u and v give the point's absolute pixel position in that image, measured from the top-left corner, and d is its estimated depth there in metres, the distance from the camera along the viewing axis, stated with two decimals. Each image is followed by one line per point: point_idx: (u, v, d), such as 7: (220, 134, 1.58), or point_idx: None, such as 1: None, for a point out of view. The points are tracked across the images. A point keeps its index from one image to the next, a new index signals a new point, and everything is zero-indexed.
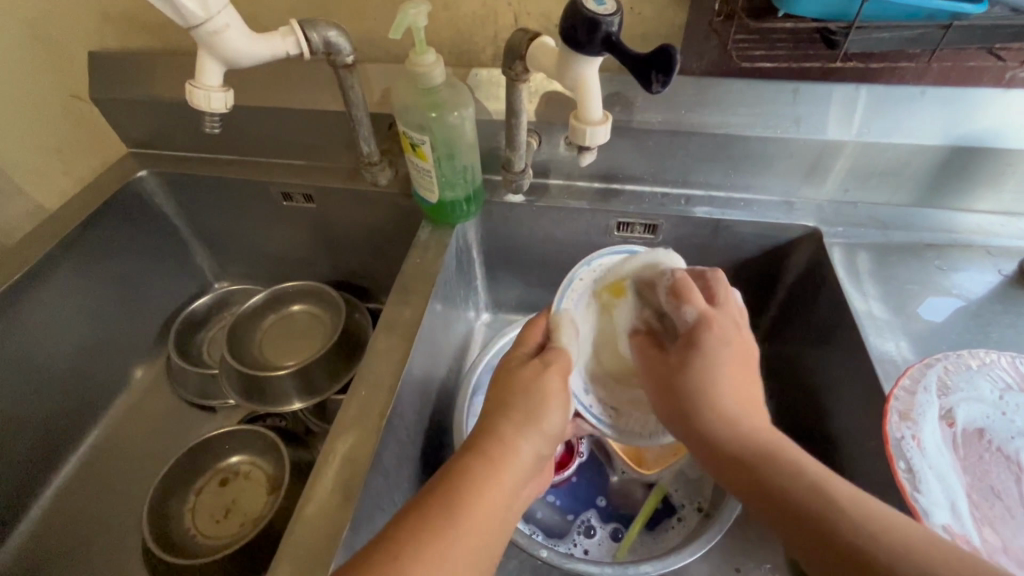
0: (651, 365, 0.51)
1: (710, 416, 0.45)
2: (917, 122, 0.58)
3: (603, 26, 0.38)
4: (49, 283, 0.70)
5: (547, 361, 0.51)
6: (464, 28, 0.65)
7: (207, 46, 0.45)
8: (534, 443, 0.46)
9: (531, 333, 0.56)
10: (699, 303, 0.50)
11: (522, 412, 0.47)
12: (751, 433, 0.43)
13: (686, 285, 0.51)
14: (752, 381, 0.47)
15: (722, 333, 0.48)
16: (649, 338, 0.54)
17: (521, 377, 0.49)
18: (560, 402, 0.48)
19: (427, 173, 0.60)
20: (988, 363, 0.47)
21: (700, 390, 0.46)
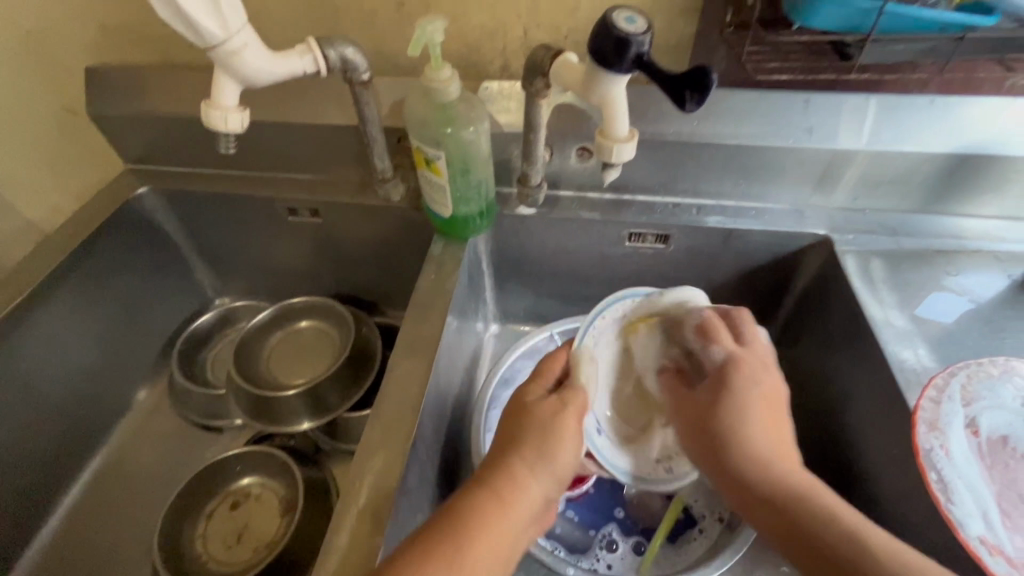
0: (681, 407, 0.52)
1: (742, 455, 0.46)
2: (927, 131, 0.59)
3: (634, 47, 0.40)
4: (51, 307, 0.68)
5: (566, 399, 0.49)
6: (473, 41, 0.64)
7: (226, 65, 0.47)
8: (544, 484, 0.45)
9: (549, 367, 0.54)
10: (726, 342, 0.52)
11: (536, 449, 0.46)
12: (785, 479, 0.45)
13: (715, 324, 0.54)
14: (783, 423, 0.48)
15: (754, 373, 0.50)
16: (679, 375, 0.55)
17: (536, 415, 0.48)
18: (576, 441, 0.47)
19: (442, 188, 0.60)
20: (1007, 372, 0.50)
21: (728, 430, 0.47)
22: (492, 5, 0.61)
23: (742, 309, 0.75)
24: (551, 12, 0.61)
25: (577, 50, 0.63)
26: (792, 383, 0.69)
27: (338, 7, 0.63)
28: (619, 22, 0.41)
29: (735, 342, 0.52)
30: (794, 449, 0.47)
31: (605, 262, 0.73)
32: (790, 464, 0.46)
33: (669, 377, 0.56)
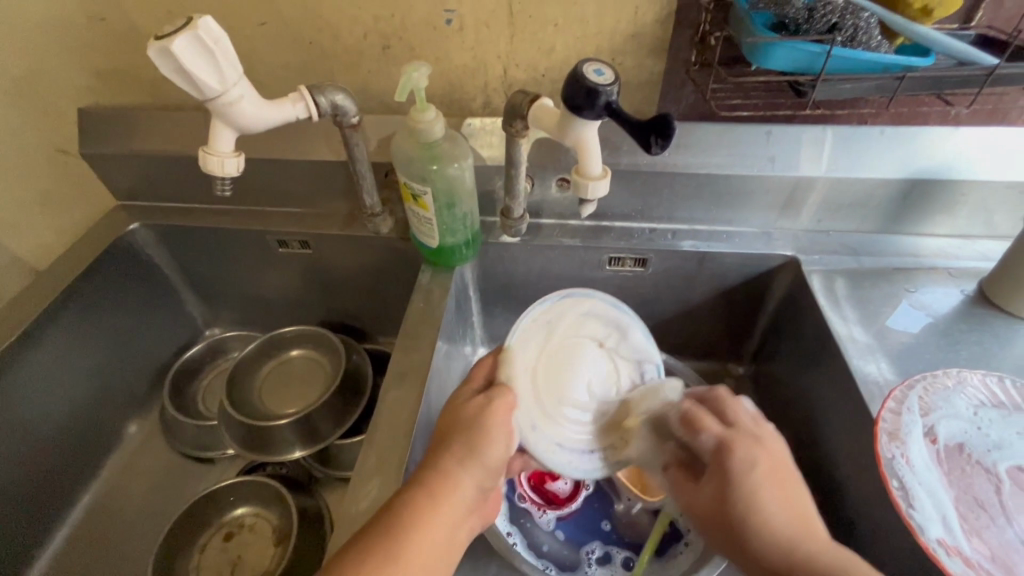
0: (693, 501, 0.50)
1: (763, 546, 0.44)
2: (880, 159, 0.64)
3: (604, 96, 0.45)
4: (45, 344, 0.69)
5: (493, 396, 0.49)
6: (456, 79, 0.68)
7: (221, 115, 0.51)
8: (474, 478, 0.45)
9: (478, 372, 0.54)
10: (713, 427, 0.49)
11: (464, 446, 0.46)
12: (813, 557, 0.42)
13: (697, 413, 0.50)
14: (792, 491, 0.45)
15: (747, 457, 0.46)
16: (684, 468, 0.53)
17: (463, 414, 0.48)
18: (505, 435, 0.47)
19: (429, 221, 0.63)
20: (961, 382, 0.53)
21: (740, 524, 0.45)
22: (472, 47, 0.65)
23: (720, 327, 0.78)
24: (529, 53, 0.65)
25: (554, 87, 0.67)
26: (769, 396, 0.72)
27: (326, 51, 0.66)
28: (589, 74, 0.46)
29: (719, 424, 0.49)
30: (818, 523, 0.44)
31: (587, 285, 0.76)
32: (813, 540, 0.43)
33: (675, 471, 0.53)
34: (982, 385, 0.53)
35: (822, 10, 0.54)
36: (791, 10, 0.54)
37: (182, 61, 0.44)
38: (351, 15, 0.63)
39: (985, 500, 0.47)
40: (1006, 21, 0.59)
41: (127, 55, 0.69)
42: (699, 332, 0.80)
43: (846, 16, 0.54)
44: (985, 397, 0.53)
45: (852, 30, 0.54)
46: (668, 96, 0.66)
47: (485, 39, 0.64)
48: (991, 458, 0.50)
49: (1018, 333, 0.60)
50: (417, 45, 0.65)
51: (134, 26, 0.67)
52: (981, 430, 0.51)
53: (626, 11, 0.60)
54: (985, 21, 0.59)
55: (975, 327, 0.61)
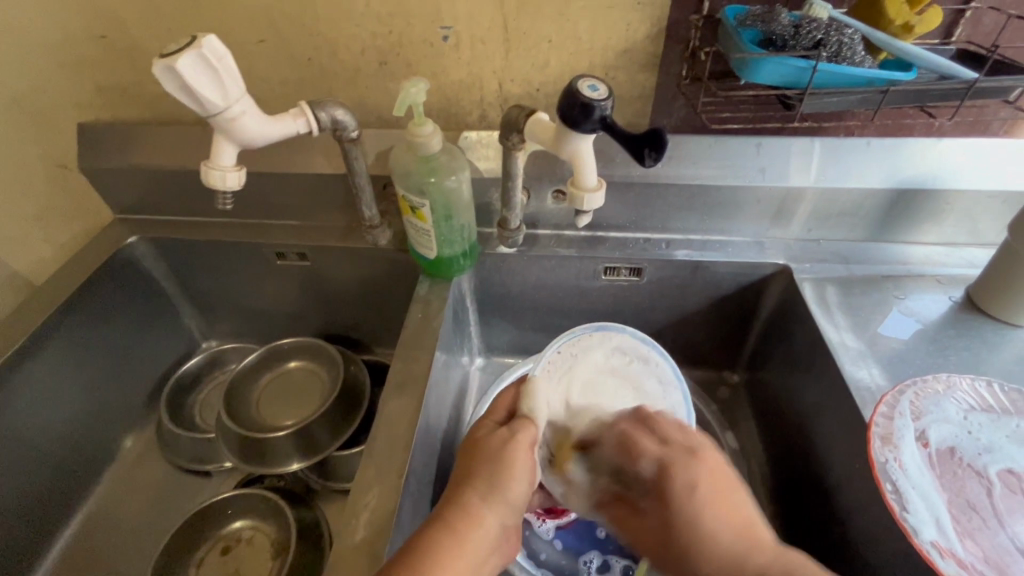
0: (642, 533, 0.52)
1: (710, 565, 0.45)
2: (867, 169, 0.65)
3: (598, 111, 0.47)
4: (43, 358, 0.69)
5: (515, 430, 0.50)
6: (452, 94, 0.69)
7: (224, 131, 0.52)
8: (496, 511, 0.46)
9: (502, 401, 0.55)
10: (649, 450, 0.51)
11: (487, 481, 0.46)
12: (761, 569, 0.43)
13: (632, 435, 0.52)
14: (737, 505, 0.46)
15: (685, 478, 0.48)
16: (625, 502, 0.54)
17: (488, 445, 0.49)
18: (525, 471, 0.48)
19: (427, 233, 0.63)
20: (951, 387, 0.54)
21: (687, 548, 0.46)
22: (469, 62, 0.66)
23: (714, 334, 0.79)
24: (524, 68, 0.66)
25: (549, 101, 0.69)
26: (764, 403, 0.73)
27: (324, 67, 0.67)
28: (584, 90, 0.47)
29: (654, 443, 0.51)
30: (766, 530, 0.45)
31: (583, 295, 0.77)
32: (759, 547, 0.44)
33: (614, 505, 0.55)
34: (971, 390, 0.54)
35: (808, 27, 0.54)
36: (778, 27, 0.54)
37: (186, 78, 0.45)
38: (350, 32, 0.64)
39: (977, 503, 0.48)
40: (985, 36, 0.61)
41: (128, 71, 0.70)
42: (694, 340, 0.80)
43: (830, 33, 0.54)
44: (975, 401, 0.54)
45: (837, 47, 0.54)
46: (660, 110, 0.67)
47: (481, 55, 0.65)
48: (982, 462, 0.50)
49: (1005, 338, 0.61)
50: (414, 61, 0.66)
51: (135, 43, 0.68)
52: (971, 434, 0.52)
53: (618, 28, 0.62)
54: (965, 36, 0.61)
55: (964, 333, 0.62)
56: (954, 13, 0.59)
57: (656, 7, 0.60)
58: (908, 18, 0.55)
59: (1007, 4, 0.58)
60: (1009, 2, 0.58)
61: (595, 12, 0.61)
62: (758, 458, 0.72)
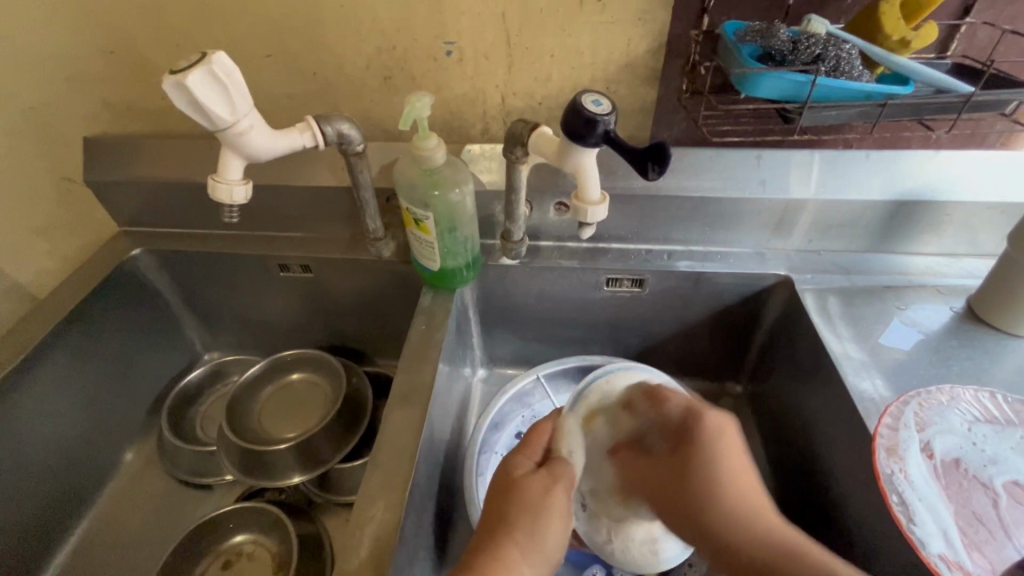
0: (643, 477, 0.55)
1: (720, 513, 0.50)
2: (867, 181, 0.66)
3: (602, 125, 0.47)
4: (46, 370, 0.69)
5: (555, 476, 0.51)
6: (455, 108, 0.70)
7: (231, 145, 0.53)
8: (533, 565, 0.46)
9: (534, 440, 0.55)
10: (679, 398, 0.56)
11: (527, 532, 0.47)
12: (766, 528, 0.48)
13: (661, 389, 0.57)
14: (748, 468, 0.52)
15: (717, 424, 0.53)
16: (631, 447, 0.57)
17: (528, 492, 0.49)
18: (564, 521, 0.48)
19: (430, 245, 0.64)
20: (955, 398, 0.54)
21: (705, 487, 0.51)
22: (472, 76, 0.67)
23: (717, 345, 0.79)
24: (526, 82, 0.67)
25: (551, 114, 0.69)
26: (767, 415, 0.73)
27: (329, 81, 0.68)
28: (588, 104, 0.48)
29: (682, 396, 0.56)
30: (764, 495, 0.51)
31: (585, 306, 0.77)
32: (765, 513, 0.50)
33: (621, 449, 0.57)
34: (975, 401, 0.54)
35: (806, 42, 0.54)
36: (777, 42, 0.55)
37: (196, 94, 0.46)
38: (355, 47, 0.65)
39: (983, 515, 0.48)
40: (980, 51, 0.62)
41: (135, 85, 0.71)
42: (696, 352, 0.81)
43: (828, 48, 0.55)
44: (979, 412, 0.54)
45: (835, 61, 0.54)
46: (660, 122, 0.68)
47: (484, 69, 0.66)
48: (988, 473, 0.50)
49: (1007, 348, 0.61)
50: (418, 76, 0.67)
51: (142, 58, 0.68)
52: (976, 446, 0.52)
53: (618, 43, 0.63)
54: (960, 51, 0.62)
55: (966, 343, 0.62)
56: (949, 29, 0.61)
57: (656, 22, 0.61)
58: (904, 34, 0.55)
59: (1001, 20, 0.60)
60: (1003, 18, 0.60)
61: (596, 27, 0.62)
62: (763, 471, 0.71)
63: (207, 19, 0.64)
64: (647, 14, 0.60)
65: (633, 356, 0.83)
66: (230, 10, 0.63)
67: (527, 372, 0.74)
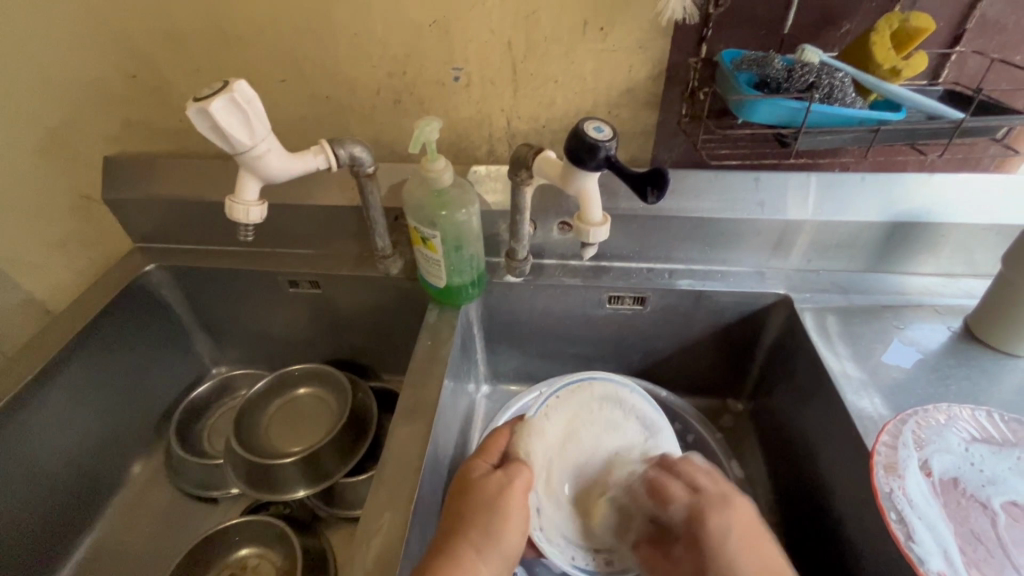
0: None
1: None
2: (863, 203, 0.67)
3: (603, 151, 0.49)
4: (60, 383, 0.71)
5: (510, 475, 0.52)
6: (462, 130, 0.72)
7: (248, 167, 0.55)
8: (490, 562, 0.47)
9: (493, 445, 0.58)
10: (680, 496, 0.53)
11: (482, 531, 0.48)
12: None
13: (662, 481, 0.55)
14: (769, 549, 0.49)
15: (720, 527, 0.49)
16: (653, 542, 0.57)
17: (483, 491, 0.51)
18: (519, 518, 0.50)
19: (437, 262, 0.66)
20: (952, 417, 0.55)
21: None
22: (478, 100, 0.69)
23: (718, 363, 0.80)
24: (530, 106, 0.69)
25: (555, 137, 0.72)
26: (769, 433, 0.74)
27: (341, 105, 0.71)
28: (590, 131, 0.50)
29: (685, 492, 0.53)
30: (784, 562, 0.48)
31: (588, 324, 0.79)
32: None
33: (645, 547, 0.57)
34: (972, 419, 0.55)
35: (800, 70, 0.56)
36: (772, 70, 0.57)
37: (217, 120, 0.48)
38: (367, 73, 0.68)
39: (981, 533, 0.49)
40: (971, 78, 0.64)
41: (154, 108, 0.74)
42: (698, 370, 0.82)
43: (822, 76, 0.57)
44: (975, 431, 0.54)
45: (829, 89, 0.56)
46: (661, 145, 0.71)
47: (491, 94, 0.68)
48: (986, 493, 0.51)
49: (1006, 368, 0.62)
50: (427, 99, 0.70)
51: (163, 81, 0.71)
52: (974, 466, 0.53)
53: (620, 69, 0.65)
54: (952, 78, 0.64)
55: (964, 362, 0.63)
56: (939, 57, 0.63)
57: (656, 50, 0.63)
58: (895, 63, 0.57)
59: (990, 48, 0.62)
60: (992, 46, 0.62)
61: (598, 55, 0.64)
62: (764, 488, 0.72)
63: (226, 46, 0.67)
64: (647, 43, 0.63)
65: (635, 373, 0.84)
66: (249, 38, 0.66)
67: (531, 389, 0.75)
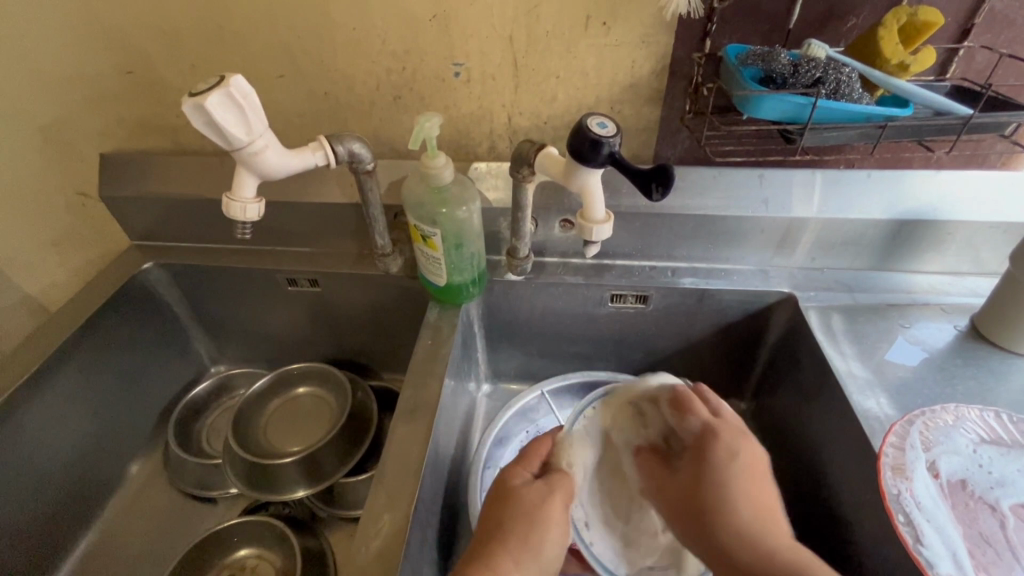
0: (663, 485, 0.54)
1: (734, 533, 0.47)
2: (868, 201, 0.67)
3: (607, 148, 0.48)
4: (56, 382, 0.70)
5: (552, 486, 0.52)
6: (462, 127, 0.71)
7: (245, 164, 0.54)
8: (530, 574, 0.46)
9: (536, 450, 0.57)
10: (701, 412, 0.54)
11: (521, 541, 0.47)
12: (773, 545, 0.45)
13: (688, 398, 0.55)
14: (768, 487, 0.50)
15: (728, 446, 0.51)
16: (654, 451, 0.58)
17: (525, 500, 0.50)
18: (561, 530, 0.49)
19: (437, 260, 0.65)
20: (960, 418, 0.54)
21: (715, 504, 0.49)
22: (479, 96, 0.68)
23: (720, 362, 0.80)
24: (531, 102, 0.68)
25: (557, 133, 0.71)
26: (772, 432, 0.73)
27: (340, 101, 0.70)
28: (593, 126, 0.49)
29: (707, 410, 0.54)
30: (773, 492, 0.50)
31: (590, 322, 0.78)
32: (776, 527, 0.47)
33: (644, 453, 0.58)
34: (980, 420, 0.54)
35: (806, 65, 0.55)
36: (778, 65, 0.55)
37: (213, 115, 0.47)
38: (366, 68, 0.67)
39: (990, 535, 0.48)
40: (978, 73, 0.63)
41: (151, 104, 0.73)
42: (700, 369, 0.81)
43: (828, 71, 0.56)
44: (984, 432, 0.54)
45: (836, 84, 0.55)
46: (664, 141, 0.70)
47: (492, 89, 0.68)
48: (994, 495, 0.51)
49: (1013, 367, 0.61)
50: (427, 95, 0.69)
51: (159, 77, 0.70)
52: (983, 467, 0.52)
53: (623, 64, 0.64)
54: (959, 73, 0.63)
55: (971, 362, 0.62)
56: (947, 52, 0.62)
57: (659, 45, 0.62)
58: (903, 58, 0.56)
59: (998, 43, 0.61)
60: (1000, 41, 0.61)
61: (601, 50, 0.63)
62: None
63: (223, 40, 0.66)
64: (651, 37, 0.62)
65: (637, 371, 0.83)
66: (246, 32, 0.65)
67: (532, 388, 0.75)
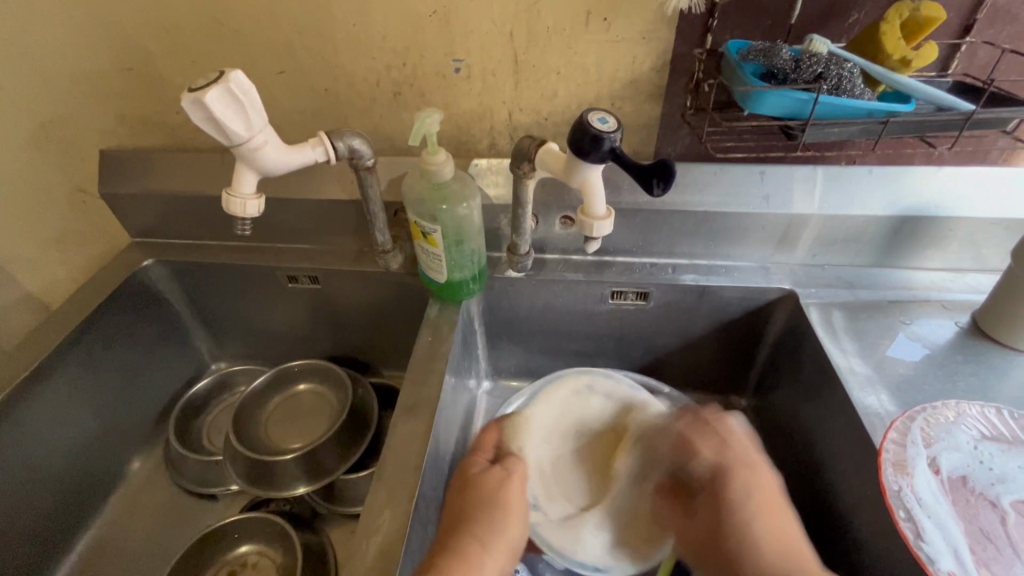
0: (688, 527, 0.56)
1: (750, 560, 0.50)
2: (869, 197, 0.66)
3: (608, 143, 0.48)
4: (57, 379, 0.70)
5: (508, 468, 0.55)
6: (463, 124, 0.71)
7: (244, 160, 0.54)
8: (496, 558, 0.49)
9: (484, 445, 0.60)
10: (706, 453, 0.56)
11: (485, 525, 0.50)
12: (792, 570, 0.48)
13: (690, 436, 0.58)
14: (780, 515, 0.52)
15: (744, 485, 0.53)
16: (677, 492, 0.59)
17: (487, 485, 0.53)
18: (519, 513, 0.52)
19: (438, 257, 0.65)
20: (961, 414, 0.54)
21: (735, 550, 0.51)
22: (480, 93, 0.68)
23: (721, 359, 0.79)
24: (532, 98, 0.68)
25: (557, 130, 0.71)
26: (772, 429, 0.73)
27: (340, 97, 0.70)
28: (594, 122, 0.49)
29: (711, 449, 0.56)
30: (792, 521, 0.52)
31: (591, 319, 0.78)
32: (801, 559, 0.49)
33: (666, 497, 0.60)
34: (981, 417, 0.54)
35: (808, 61, 0.55)
36: (779, 61, 0.55)
37: (213, 111, 0.47)
38: (366, 65, 0.67)
39: (991, 531, 0.48)
40: (980, 69, 0.63)
41: (150, 101, 0.73)
42: (701, 366, 0.81)
43: (830, 66, 0.55)
44: (984, 429, 0.54)
45: (837, 79, 0.55)
46: (665, 138, 0.70)
47: (492, 86, 0.67)
48: (995, 491, 0.50)
49: (1013, 364, 0.61)
50: (427, 92, 0.69)
51: (159, 74, 0.70)
52: (984, 464, 0.52)
53: (624, 60, 0.64)
54: (961, 69, 0.63)
55: (971, 358, 0.62)
56: (949, 48, 0.62)
57: (660, 41, 0.62)
58: (905, 53, 0.56)
59: (1000, 39, 0.61)
60: (1002, 37, 0.61)
61: (602, 46, 0.63)
62: None
63: (223, 37, 0.66)
64: (651, 33, 0.62)
65: (637, 368, 0.83)
66: (245, 28, 0.65)
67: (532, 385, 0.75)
